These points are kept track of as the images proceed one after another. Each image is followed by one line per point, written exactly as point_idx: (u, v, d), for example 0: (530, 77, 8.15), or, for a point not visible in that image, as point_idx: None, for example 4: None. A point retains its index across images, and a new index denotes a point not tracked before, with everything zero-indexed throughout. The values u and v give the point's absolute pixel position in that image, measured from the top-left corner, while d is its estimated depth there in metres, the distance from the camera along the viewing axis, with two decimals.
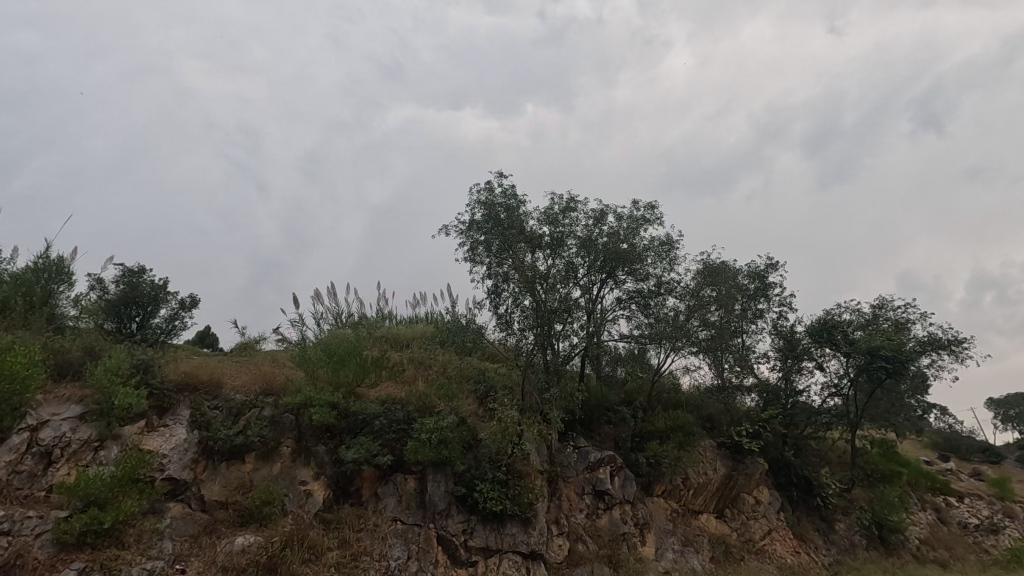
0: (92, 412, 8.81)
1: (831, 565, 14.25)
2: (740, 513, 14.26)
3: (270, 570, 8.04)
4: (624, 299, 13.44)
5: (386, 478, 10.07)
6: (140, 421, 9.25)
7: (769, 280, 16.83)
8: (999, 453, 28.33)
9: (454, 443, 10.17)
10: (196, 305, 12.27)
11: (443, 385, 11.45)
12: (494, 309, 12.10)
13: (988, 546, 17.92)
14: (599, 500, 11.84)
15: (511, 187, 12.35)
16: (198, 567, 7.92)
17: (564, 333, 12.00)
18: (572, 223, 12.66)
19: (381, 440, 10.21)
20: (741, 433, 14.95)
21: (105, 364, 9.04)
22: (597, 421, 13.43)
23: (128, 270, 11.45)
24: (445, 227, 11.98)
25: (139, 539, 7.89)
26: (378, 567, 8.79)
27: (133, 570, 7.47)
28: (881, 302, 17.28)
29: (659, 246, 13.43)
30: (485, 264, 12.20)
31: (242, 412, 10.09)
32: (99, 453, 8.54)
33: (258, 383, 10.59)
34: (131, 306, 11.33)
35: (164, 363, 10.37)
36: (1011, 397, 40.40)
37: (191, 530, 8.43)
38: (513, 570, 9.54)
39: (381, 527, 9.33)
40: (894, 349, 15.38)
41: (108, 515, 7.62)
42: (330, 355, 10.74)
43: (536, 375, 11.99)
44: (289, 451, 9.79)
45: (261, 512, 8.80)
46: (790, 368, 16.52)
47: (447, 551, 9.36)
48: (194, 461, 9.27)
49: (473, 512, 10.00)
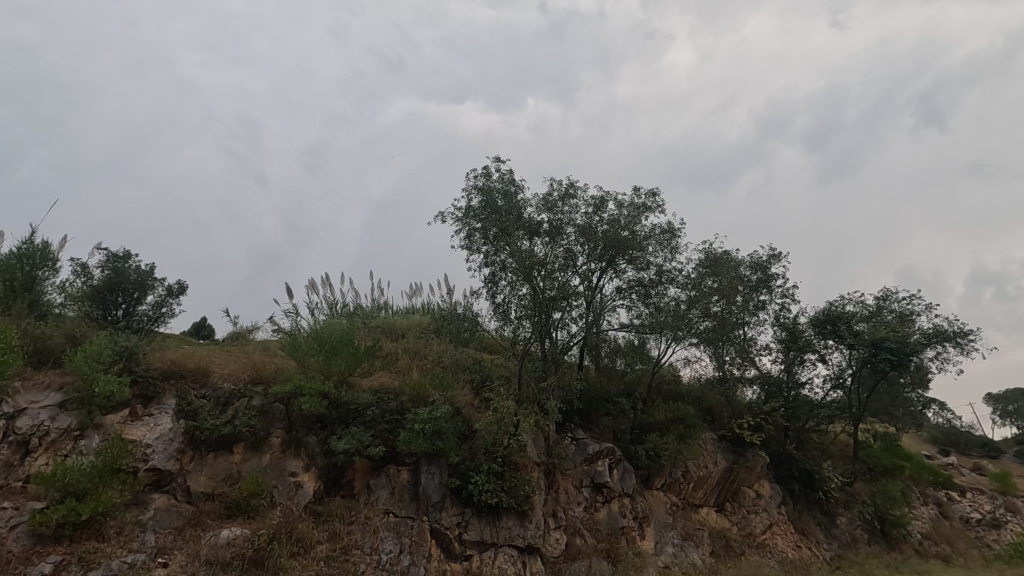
0: (72, 400, 8.51)
1: (833, 559, 14.02)
2: (741, 507, 14.03)
3: (257, 564, 7.78)
4: (624, 289, 13.14)
5: (378, 470, 9.80)
6: (123, 411, 8.97)
7: (772, 271, 16.52)
8: (999, 448, 28.14)
9: (448, 434, 9.89)
10: (185, 292, 11.92)
11: (437, 374, 11.14)
12: (491, 298, 11.78)
13: (990, 541, 17.70)
14: (597, 493, 11.57)
15: (509, 173, 12.02)
16: (182, 560, 7.62)
17: (563, 322, 11.71)
18: (572, 211, 12.36)
19: (373, 431, 9.93)
20: (742, 425, 14.68)
21: (86, 350, 8.73)
22: (596, 413, 13.14)
23: (114, 255, 11.09)
24: (441, 213, 11.69)
25: (121, 531, 7.60)
26: (368, 561, 8.52)
27: (113, 563, 7.19)
28: (885, 294, 16.99)
29: (660, 234, 13.12)
30: (482, 252, 11.89)
31: (230, 402, 9.79)
32: (79, 442, 8.21)
33: (247, 372, 10.27)
34: (117, 292, 10.99)
35: (150, 351, 10.05)
36: (1011, 392, 40.21)
37: (176, 523, 8.15)
38: (509, 564, 9.30)
39: (373, 520, 9.04)
40: (899, 341, 15.11)
41: (87, 506, 7.33)
42: (321, 345, 10.39)
43: (533, 365, 11.69)
44: (279, 442, 9.54)
45: (248, 504, 8.53)
46: (792, 360, 16.16)
47: (441, 545, 9.10)
48: (180, 451, 8.98)
49: (468, 505, 9.72)
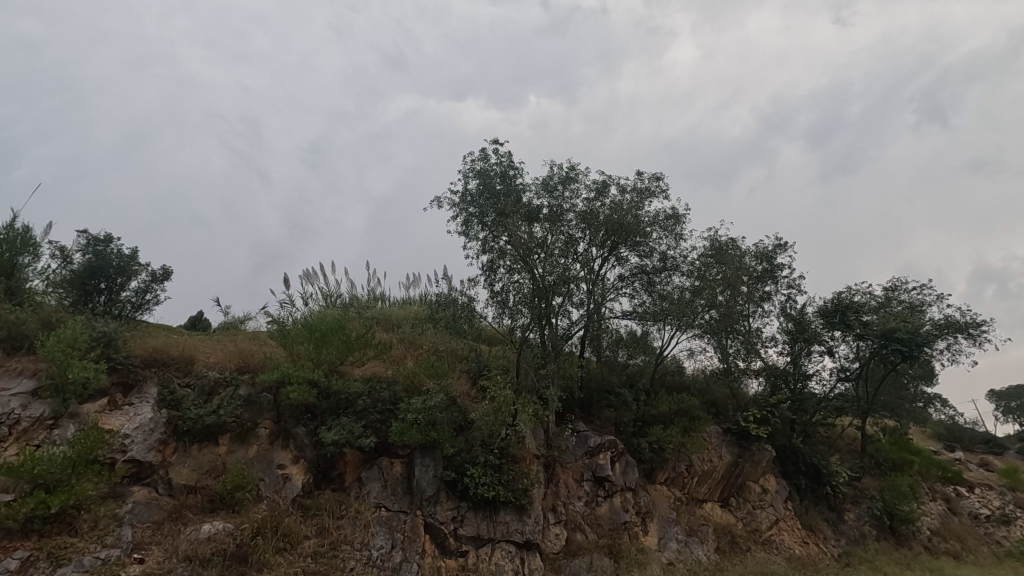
0: (45, 388, 8.09)
1: (841, 556, 13.59)
2: (746, 502, 13.61)
3: (240, 561, 7.38)
4: (627, 277, 12.72)
5: (371, 462, 9.40)
6: (102, 399, 8.59)
7: (778, 261, 16.09)
8: (1002, 444, 27.82)
9: (443, 424, 9.47)
10: (170, 277, 11.50)
11: (432, 362, 10.73)
12: (489, 286, 11.33)
13: (999, 537, 17.29)
14: (599, 487, 11.16)
15: (508, 156, 11.60)
16: (159, 556, 7.19)
17: (563, 309, 11.29)
18: (573, 196, 11.93)
19: (364, 422, 9.50)
20: (748, 418, 14.25)
21: (60, 335, 8.36)
22: (596, 405, 12.75)
23: (94, 238, 10.65)
24: (437, 198, 11.29)
25: (95, 525, 7.19)
26: (358, 557, 8.12)
27: (85, 559, 6.80)
28: (894, 284, 16.55)
29: (664, 219, 12.66)
30: (480, 238, 11.46)
31: (216, 391, 9.32)
32: (53, 432, 7.80)
33: (234, 360, 9.88)
34: (100, 278, 10.58)
35: (131, 338, 9.67)
36: (1012, 388, 39.72)
37: (155, 516, 7.72)
38: (507, 561, 8.90)
39: (363, 514, 8.64)
40: (910, 332, 14.66)
41: (57, 498, 6.92)
42: (312, 332, 10.03)
43: (532, 354, 11.26)
44: (267, 433, 9.11)
45: (233, 497, 8.14)
46: (799, 351, 15.72)
47: (435, 540, 8.70)
48: (162, 442, 8.56)
49: (464, 499, 9.29)
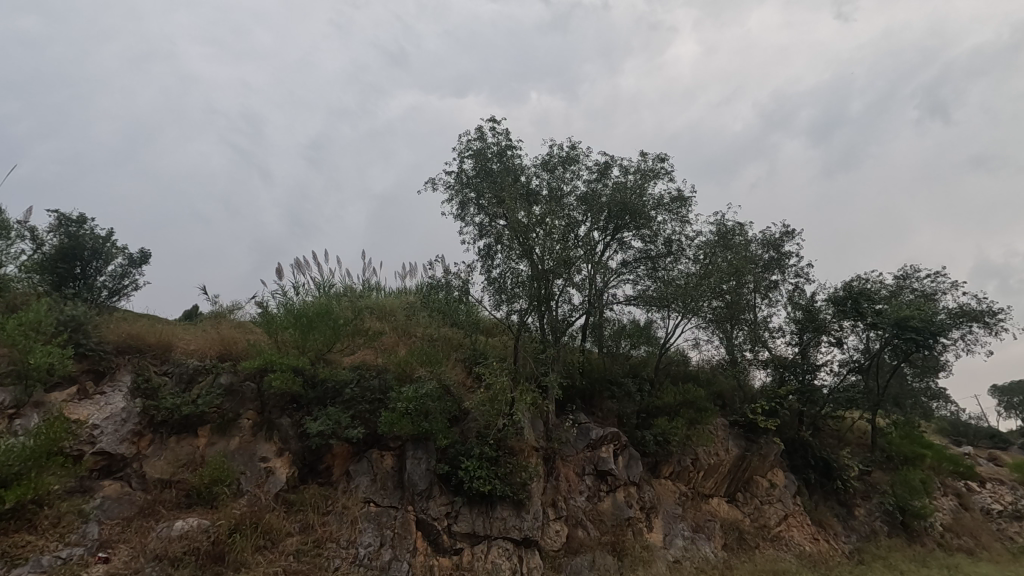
0: (8, 375, 7.58)
1: (853, 552, 13.01)
2: (754, 497, 13.04)
3: (216, 560, 6.85)
4: (630, 262, 12.19)
5: (360, 455, 8.85)
6: (71, 388, 8.08)
7: (785, 249, 15.52)
8: (1007, 439, 27.25)
9: (437, 414, 8.89)
10: (148, 260, 10.97)
11: (426, 350, 10.17)
12: (486, 272, 10.77)
13: (1012, 533, 16.72)
14: (601, 481, 10.62)
15: (506, 134, 11.04)
16: (127, 555, 6.67)
17: (563, 294, 10.75)
18: (573, 177, 11.38)
19: (353, 412, 8.94)
20: (756, 411, 13.68)
21: (23, 319, 7.87)
22: (598, 396, 12.16)
23: (66, 219, 10.08)
24: (432, 179, 10.82)
25: (58, 522, 6.68)
26: (345, 555, 7.59)
27: (44, 558, 6.28)
28: (905, 273, 15.98)
29: (670, 201, 12.06)
30: (476, 221, 10.94)
31: (195, 379, 8.81)
32: (15, 421, 7.29)
33: (214, 347, 9.32)
34: (74, 262, 10.04)
35: (104, 324, 9.12)
36: (1016, 384, 38.99)
37: (126, 513, 7.22)
38: (504, 559, 8.35)
39: (351, 510, 8.11)
40: (925, 320, 13.97)
41: (13, 493, 6.30)
42: (297, 319, 9.49)
43: (529, 342, 10.70)
44: (250, 424, 8.58)
45: (210, 492, 7.60)
46: (808, 342, 15.12)
47: (428, 537, 8.16)
48: (136, 434, 8.00)
49: (459, 494, 8.75)
